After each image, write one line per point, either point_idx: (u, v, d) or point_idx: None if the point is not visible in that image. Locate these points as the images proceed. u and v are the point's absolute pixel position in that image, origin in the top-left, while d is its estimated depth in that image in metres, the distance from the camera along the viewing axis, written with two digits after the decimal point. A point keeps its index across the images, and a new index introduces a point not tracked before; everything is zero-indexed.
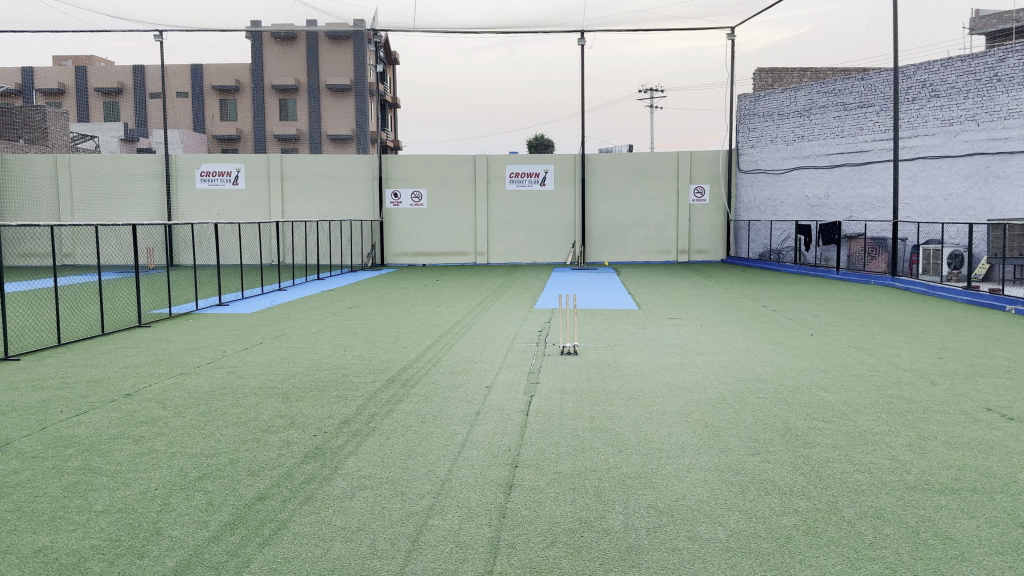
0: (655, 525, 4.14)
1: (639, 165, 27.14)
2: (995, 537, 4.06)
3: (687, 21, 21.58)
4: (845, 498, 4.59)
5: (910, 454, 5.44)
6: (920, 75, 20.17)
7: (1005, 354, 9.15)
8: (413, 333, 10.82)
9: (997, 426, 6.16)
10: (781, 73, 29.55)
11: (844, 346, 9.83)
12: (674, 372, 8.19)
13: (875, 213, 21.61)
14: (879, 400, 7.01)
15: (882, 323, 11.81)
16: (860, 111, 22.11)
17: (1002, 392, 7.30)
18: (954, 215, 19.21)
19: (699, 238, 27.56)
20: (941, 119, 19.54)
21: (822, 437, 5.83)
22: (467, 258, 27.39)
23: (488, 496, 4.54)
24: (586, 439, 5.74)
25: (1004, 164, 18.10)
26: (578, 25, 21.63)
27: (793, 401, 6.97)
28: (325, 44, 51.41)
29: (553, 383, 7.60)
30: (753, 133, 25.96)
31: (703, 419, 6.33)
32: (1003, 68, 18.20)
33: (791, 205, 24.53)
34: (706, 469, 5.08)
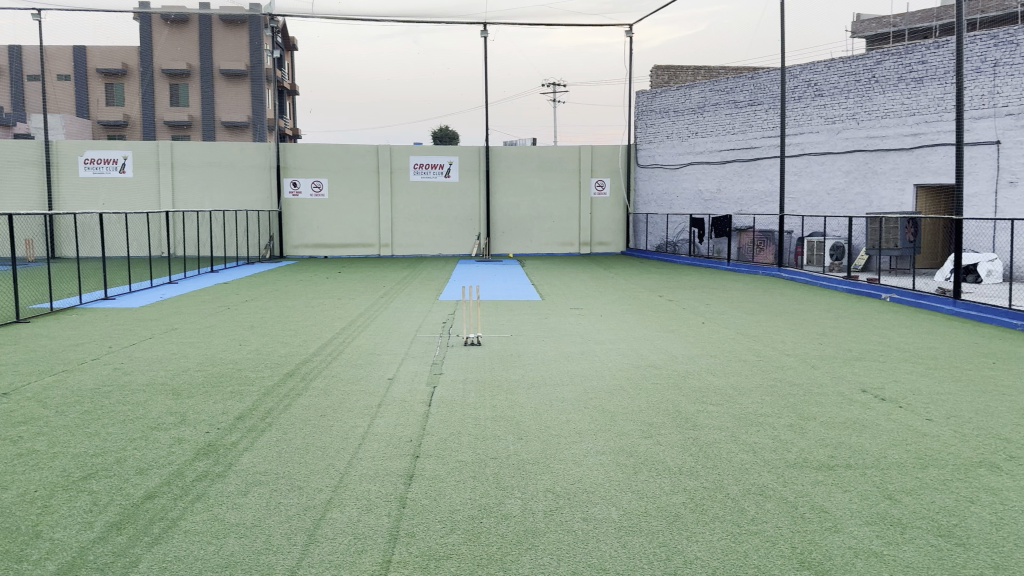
0: (552, 508, 4.26)
1: (542, 158, 27.52)
2: (865, 509, 4.37)
3: (587, 17, 21.92)
4: (731, 476, 4.84)
5: (789, 433, 5.78)
6: (805, 75, 21.20)
7: (879, 339, 9.79)
8: (313, 326, 10.63)
9: (870, 406, 6.61)
10: (677, 71, 30.74)
11: (733, 333, 10.28)
12: (574, 361, 8.35)
13: (763, 207, 22.65)
14: (763, 383, 7.39)
15: (769, 311, 12.45)
16: (749, 109, 22.99)
17: (874, 374, 7.85)
18: (836, 208, 20.39)
19: (600, 230, 28.21)
20: (825, 118, 20.64)
21: (710, 420, 6.12)
22: (371, 250, 27.06)
23: (387, 487, 4.55)
24: (487, 427, 5.81)
25: (880, 161, 19.28)
26: (479, 17, 21.62)
27: (684, 386, 7.26)
28: (220, 29, 49.45)
29: (455, 373, 7.66)
30: (651, 129, 26.67)
31: (600, 405, 6.52)
32: (880, 70, 19.28)
33: (686, 199, 25.39)
34: (602, 453, 5.24)
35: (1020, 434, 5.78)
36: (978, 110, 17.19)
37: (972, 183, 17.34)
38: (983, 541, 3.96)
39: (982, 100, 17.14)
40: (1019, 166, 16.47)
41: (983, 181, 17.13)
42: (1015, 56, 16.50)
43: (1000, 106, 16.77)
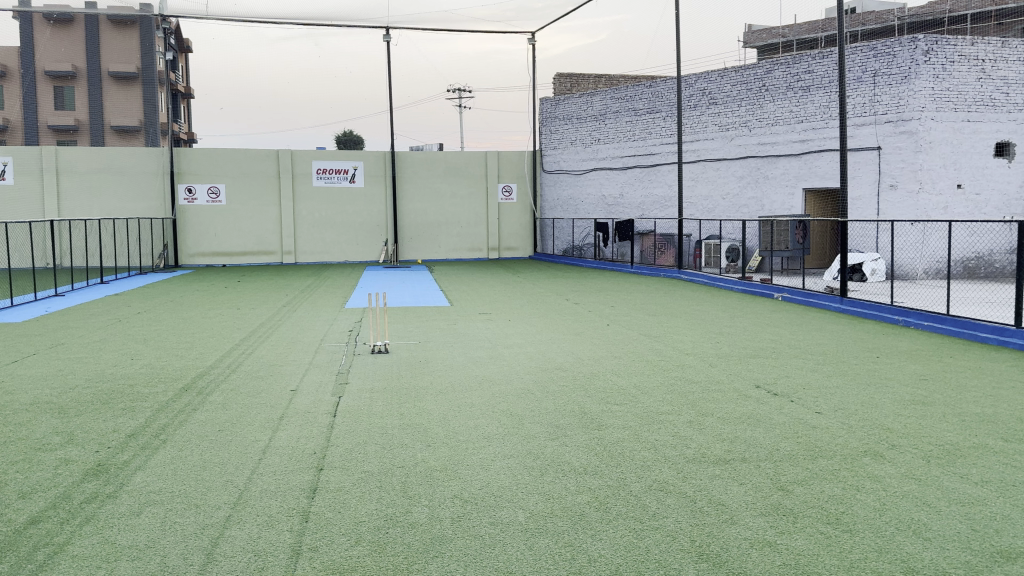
0: (459, 514, 4.27)
1: (448, 163, 27.49)
2: (759, 501, 4.56)
3: (490, 23, 22.07)
4: (633, 474, 4.96)
5: (689, 430, 5.98)
6: (700, 84, 21.96)
7: (772, 337, 10.25)
8: (211, 338, 10.28)
9: (764, 401, 6.91)
10: (578, 78, 31.33)
11: (636, 334, 10.54)
12: (481, 366, 8.39)
13: (663, 211, 23.34)
14: (664, 382, 7.61)
15: (670, 312, 12.84)
16: (648, 117, 23.64)
17: (768, 370, 8.21)
18: (731, 212, 21.22)
19: (508, 235, 28.42)
20: (719, 125, 21.45)
21: (613, 419, 6.27)
22: (273, 257, 26.37)
23: (290, 501, 4.45)
24: (394, 436, 5.76)
25: (771, 166, 20.18)
26: (381, 21, 21.45)
27: (589, 387, 7.40)
28: (107, 28, 47.22)
29: (361, 383, 7.54)
30: (555, 135, 27.05)
31: (508, 409, 6.57)
32: (770, 79, 20.17)
33: (591, 204, 25.88)
34: (509, 456, 5.28)
35: (899, 424, 6.17)
36: (860, 118, 18.22)
37: (856, 187, 18.36)
38: (867, 526, 4.21)
39: (863, 108, 18.18)
40: (898, 171, 17.55)
41: (866, 185, 18.17)
42: (892, 67, 17.56)
43: (880, 114, 17.83)
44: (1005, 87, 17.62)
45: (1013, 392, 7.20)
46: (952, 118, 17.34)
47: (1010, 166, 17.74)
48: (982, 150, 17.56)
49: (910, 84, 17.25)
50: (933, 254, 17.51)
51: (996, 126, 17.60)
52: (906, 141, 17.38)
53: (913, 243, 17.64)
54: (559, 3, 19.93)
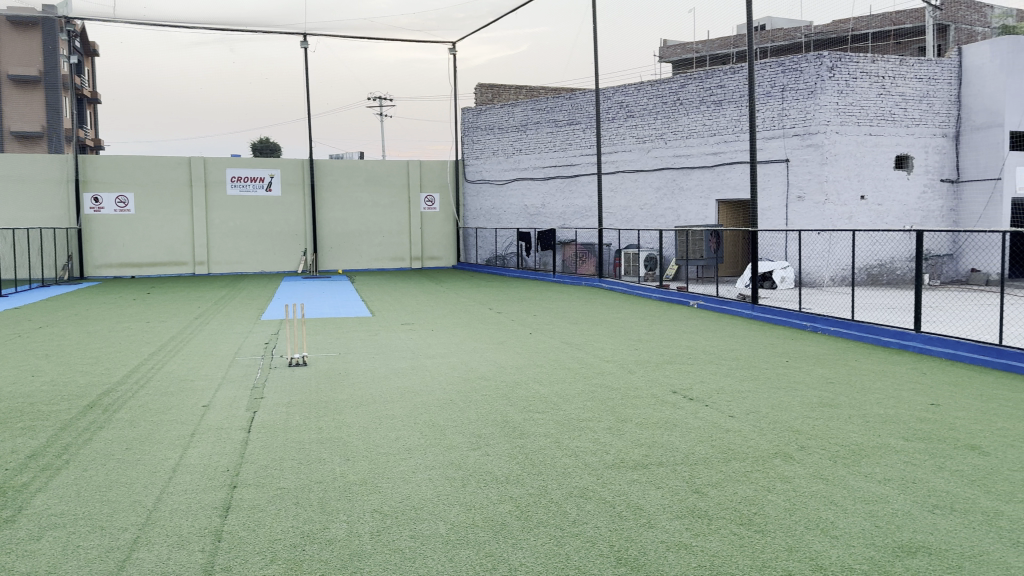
0: (379, 528, 4.21)
1: (369, 172, 27.23)
2: (676, 504, 4.67)
3: (410, 33, 22.01)
4: (554, 481, 5.00)
5: (609, 436, 6.07)
6: (617, 97, 22.35)
7: (688, 343, 10.52)
8: (118, 353, 9.85)
9: (681, 406, 7.08)
10: (499, 89, 31.55)
11: (558, 342, 10.64)
12: (403, 377, 8.31)
13: (584, 221, 23.70)
14: (585, 389, 7.70)
15: (591, 320, 13.02)
16: (569, 128, 23.97)
17: (684, 376, 8.41)
18: (649, 222, 21.70)
19: (431, 245, 28.30)
20: (637, 138, 21.92)
21: (535, 427, 6.30)
22: (186, 268, 25.52)
23: (202, 520, 4.31)
24: (312, 451, 5.64)
25: (686, 177, 20.76)
26: (299, 28, 21.14)
27: (512, 396, 7.43)
28: (6, 28, 44.55)
29: (277, 397, 7.35)
30: (476, 145, 27.12)
31: (429, 420, 6.52)
32: (684, 93, 20.74)
33: (513, 214, 26.05)
34: (430, 467, 5.25)
35: (808, 425, 6.42)
36: (769, 131, 18.93)
37: (766, 198, 19.06)
38: (778, 527, 4.35)
39: (772, 122, 18.89)
40: (805, 183, 18.32)
41: (775, 196, 18.88)
42: (800, 82, 18.32)
43: (788, 127, 18.57)
44: (903, 104, 18.61)
45: (913, 392, 7.59)
46: (855, 131, 18.18)
47: (908, 178, 18.75)
48: (882, 162, 18.49)
49: (815, 100, 18.02)
50: (838, 262, 18.32)
51: (895, 140, 18.57)
52: (812, 154, 18.15)
53: (820, 252, 18.43)
54: (480, 14, 20.01)
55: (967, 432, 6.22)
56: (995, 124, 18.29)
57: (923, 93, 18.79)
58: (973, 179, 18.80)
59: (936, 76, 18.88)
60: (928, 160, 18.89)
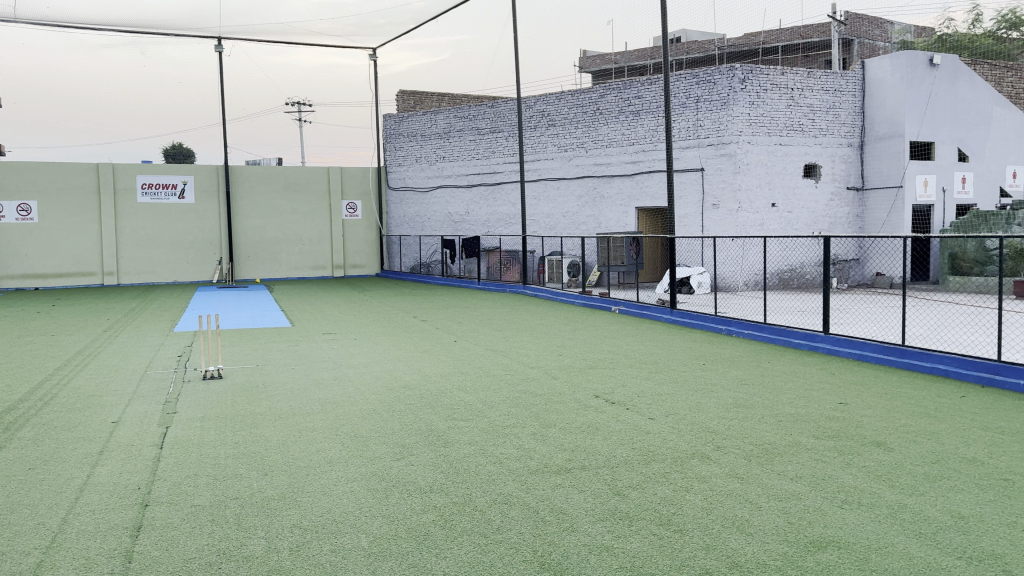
0: (298, 543, 4.13)
1: (288, 179, 26.72)
2: (598, 507, 4.73)
3: (330, 38, 21.71)
4: (478, 488, 5.00)
5: (533, 441, 6.10)
6: (539, 106, 22.50)
7: (610, 348, 10.69)
8: (20, 369, 9.35)
9: (603, 410, 7.18)
10: (421, 97, 31.41)
11: (481, 349, 10.66)
12: (324, 388, 8.17)
13: (507, 228, 23.84)
14: (509, 396, 7.73)
15: (514, 327, 13.09)
16: (491, 136, 24.06)
17: (606, 380, 8.54)
18: (572, 229, 21.99)
19: (353, 253, 27.92)
20: (558, 146, 22.14)
21: (459, 435, 6.29)
22: (94, 279, 24.48)
23: (111, 542, 4.13)
24: (228, 466, 5.49)
25: (607, 186, 21.13)
26: (213, 31, 20.57)
27: (435, 404, 7.39)
28: None
29: (191, 411, 7.12)
30: (399, 152, 26.92)
31: (352, 431, 6.43)
32: (604, 103, 21.09)
33: (437, 221, 25.97)
34: (352, 479, 5.17)
35: (724, 426, 6.61)
36: (685, 141, 19.46)
37: (683, 206, 19.57)
38: (696, 526, 4.46)
39: (688, 132, 19.41)
40: (719, 191, 18.90)
41: (691, 204, 19.41)
42: (713, 93, 18.89)
43: (702, 137, 19.12)
44: (811, 115, 19.39)
45: (823, 392, 7.90)
46: (765, 141, 18.85)
47: (816, 186, 19.56)
48: (792, 171, 19.23)
49: (728, 110, 18.60)
50: (752, 268, 18.97)
51: (804, 150, 19.33)
52: (726, 163, 18.74)
53: (734, 257, 19.04)
54: (401, 21, 19.90)
55: (872, 429, 6.50)
56: (896, 134, 19.26)
57: (829, 105, 19.64)
58: (877, 186, 19.74)
59: (840, 88, 19.75)
60: (835, 169, 19.75)
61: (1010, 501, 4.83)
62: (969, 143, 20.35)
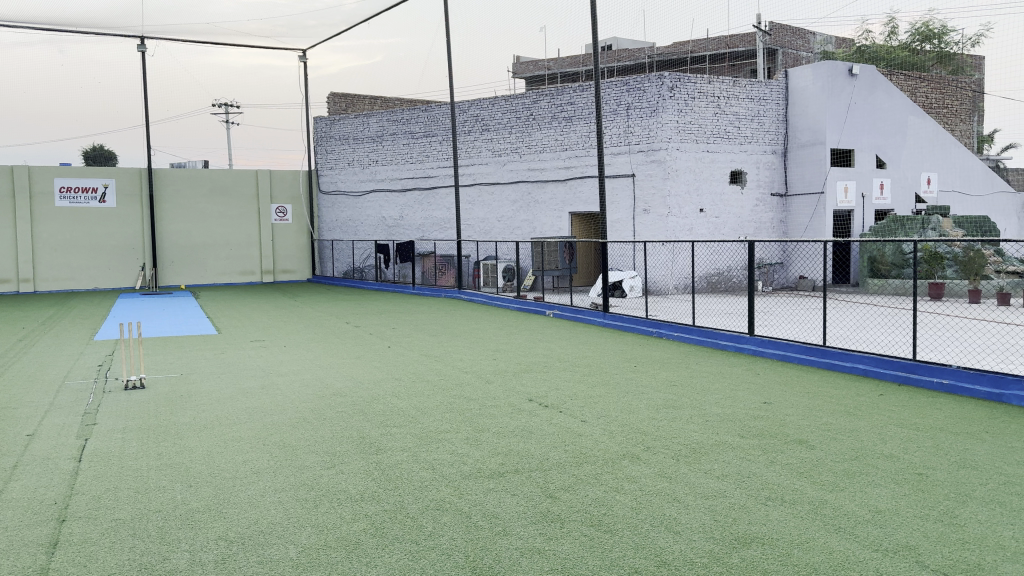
0: (224, 556, 4.04)
1: (215, 182, 26.08)
2: (530, 510, 4.77)
3: (259, 39, 21.34)
4: (410, 495, 4.98)
5: (466, 446, 6.11)
6: (473, 110, 22.49)
7: (544, 352, 10.77)
8: None
9: (537, 413, 7.24)
10: (353, 99, 31.11)
11: (415, 355, 10.61)
12: (253, 397, 7.99)
13: (442, 233, 23.80)
14: (443, 401, 7.72)
15: (449, 331, 13.07)
16: (425, 140, 23.99)
17: (540, 383, 8.61)
18: (506, 234, 22.09)
19: (284, 258, 27.40)
20: (492, 151, 22.19)
21: (392, 442, 6.25)
22: (8, 286, 23.43)
23: (24, 560, 3.97)
24: (151, 478, 5.32)
25: (541, 191, 21.31)
26: (136, 30, 19.97)
27: (368, 411, 7.33)
28: None
29: (113, 423, 6.88)
30: (330, 155, 26.58)
31: (280, 440, 6.32)
32: (537, 109, 21.26)
33: (370, 225, 25.73)
34: (280, 490, 5.09)
35: (654, 426, 6.74)
36: (616, 147, 19.75)
37: (616, 211, 19.88)
38: (626, 525, 4.54)
39: (619, 138, 19.71)
40: (650, 197, 19.25)
41: (623, 209, 19.72)
42: (643, 100, 19.23)
43: (633, 144, 19.44)
44: (737, 122, 19.92)
45: (748, 392, 8.13)
46: (693, 148, 19.30)
47: (742, 192, 20.12)
48: (719, 177, 19.74)
49: (658, 118, 18.97)
50: (681, 272, 19.38)
51: (731, 157, 19.86)
52: (656, 169, 19.10)
53: (665, 262, 19.44)
54: (333, 23, 19.69)
55: (795, 428, 6.73)
56: (817, 142, 19.95)
57: (754, 113, 20.22)
58: (799, 193, 20.42)
59: (764, 97, 20.35)
60: (760, 175, 20.35)
61: (923, 494, 5.07)
62: (886, 150, 21.22)
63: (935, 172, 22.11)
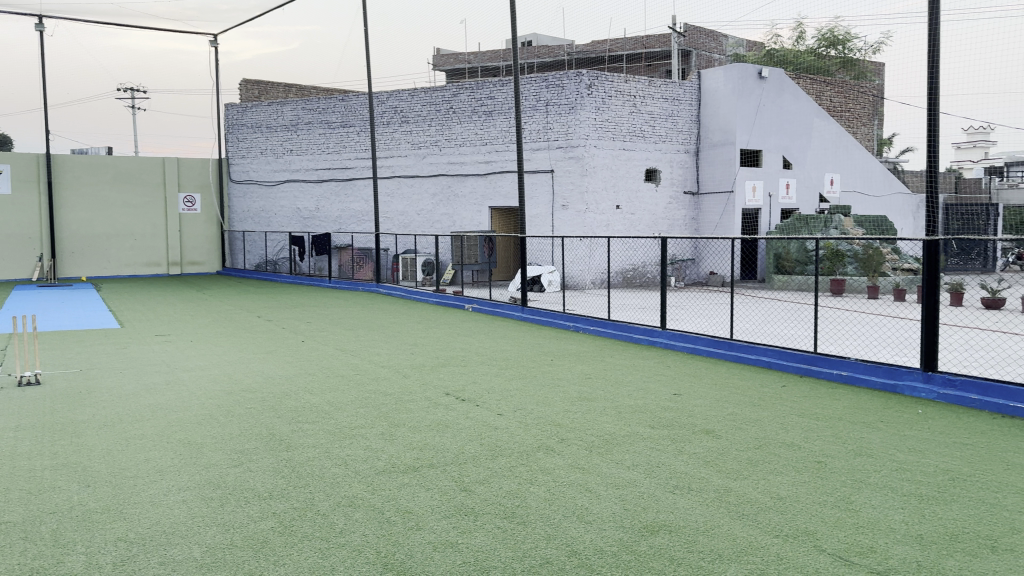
0: (123, 557, 3.91)
1: (119, 170, 24.99)
2: (444, 504, 4.77)
3: (167, 22, 20.55)
4: (322, 492, 4.91)
5: (381, 442, 6.07)
6: (391, 101, 22.24)
7: (461, 346, 10.78)
8: None
9: (453, 407, 7.25)
10: (266, 87, 30.33)
11: (330, 349, 10.45)
12: (158, 393, 7.72)
13: (360, 225, 23.50)
14: (357, 396, 7.64)
15: (365, 325, 12.93)
16: (342, 131, 23.61)
17: (457, 377, 8.62)
18: (425, 227, 21.97)
19: (192, 249, 26.49)
20: (411, 143, 22.01)
21: (303, 438, 6.14)
22: None
23: None
24: (45, 479, 5.08)
25: (460, 184, 21.29)
26: (33, 8, 18.95)
27: (279, 407, 7.18)
28: None
29: (1, 421, 6.53)
30: (243, 143, 25.85)
31: (186, 438, 6.13)
32: (456, 102, 21.20)
33: (284, 216, 25.16)
34: (186, 488, 4.94)
35: (568, 419, 6.85)
36: (535, 143, 19.88)
37: (534, 206, 20.03)
38: (538, 517, 4.60)
39: (538, 134, 19.84)
40: (568, 193, 19.47)
41: (542, 204, 19.88)
42: (561, 97, 19.42)
43: (552, 140, 19.61)
44: (652, 122, 20.35)
45: (660, 384, 8.35)
46: (610, 146, 19.62)
47: (657, 190, 20.60)
48: (635, 175, 20.15)
49: (576, 115, 19.20)
50: (598, 267, 19.72)
51: (646, 155, 20.28)
52: (574, 165, 19.33)
53: (582, 257, 19.73)
54: (246, 8, 19.16)
55: (703, 418, 6.95)
56: (728, 142, 20.57)
57: (668, 113, 20.69)
58: (711, 191, 21.05)
59: (678, 97, 20.86)
60: (673, 173, 20.89)
61: (821, 481, 5.32)
62: (793, 152, 22.09)
63: (838, 173, 23.12)
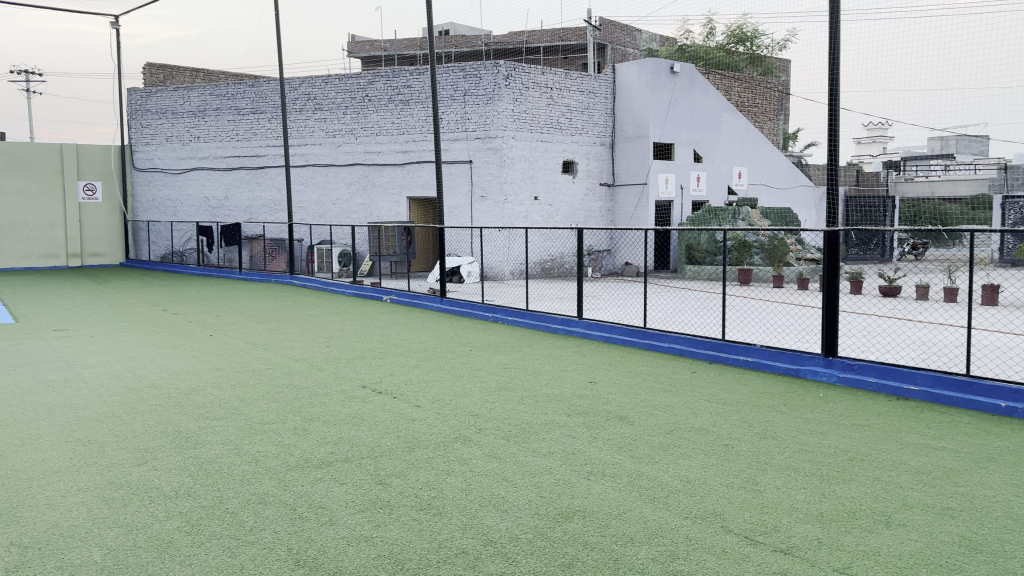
0: (16, 563, 3.73)
1: (12, 156, 23.67)
2: (358, 498, 4.74)
3: None
4: (231, 490, 4.81)
5: (294, 437, 5.97)
6: (304, 88, 21.76)
7: (378, 337, 10.68)
8: None
9: (369, 400, 7.18)
10: (172, 70, 29.22)
11: (242, 343, 10.18)
12: (54, 391, 7.37)
13: (273, 215, 22.92)
14: (270, 391, 7.48)
15: (278, 318, 12.66)
16: (252, 117, 22.98)
17: (373, 370, 8.54)
18: (341, 218, 21.61)
19: (93, 241, 25.34)
20: (326, 131, 21.60)
21: (212, 435, 5.98)
22: None
23: None
24: None
25: (377, 174, 21.02)
26: None
27: (187, 404, 6.96)
28: None
29: None
30: (147, 129, 24.84)
31: (85, 437, 5.87)
32: (372, 91, 20.93)
33: (192, 206, 24.32)
34: (85, 490, 4.75)
35: (485, 409, 6.89)
36: (453, 133, 19.81)
37: (453, 197, 19.93)
38: (453, 507, 4.63)
39: (455, 125, 19.78)
40: (487, 183, 19.48)
41: (461, 195, 19.82)
42: (479, 87, 19.41)
43: (470, 130, 19.58)
44: (568, 114, 20.58)
45: (576, 373, 8.47)
46: (528, 137, 19.73)
47: (574, 181, 20.86)
48: (552, 166, 20.34)
49: (494, 105, 19.22)
50: (517, 258, 19.82)
51: (562, 147, 20.49)
52: (492, 156, 19.36)
53: (501, 248, 19.79)
54: None
55: (616, 405, 7.11)
56: (642, 135, 20.99)
57: (584, 105, 20.96)
58: (626, 183, 21.46)
59: (593, 90, 21.15)
60: (589, 165, 21.19)
61: (728, 464, 5.52)
62: (703, 145, 22.69)
63: (746, 167, 23.87)
